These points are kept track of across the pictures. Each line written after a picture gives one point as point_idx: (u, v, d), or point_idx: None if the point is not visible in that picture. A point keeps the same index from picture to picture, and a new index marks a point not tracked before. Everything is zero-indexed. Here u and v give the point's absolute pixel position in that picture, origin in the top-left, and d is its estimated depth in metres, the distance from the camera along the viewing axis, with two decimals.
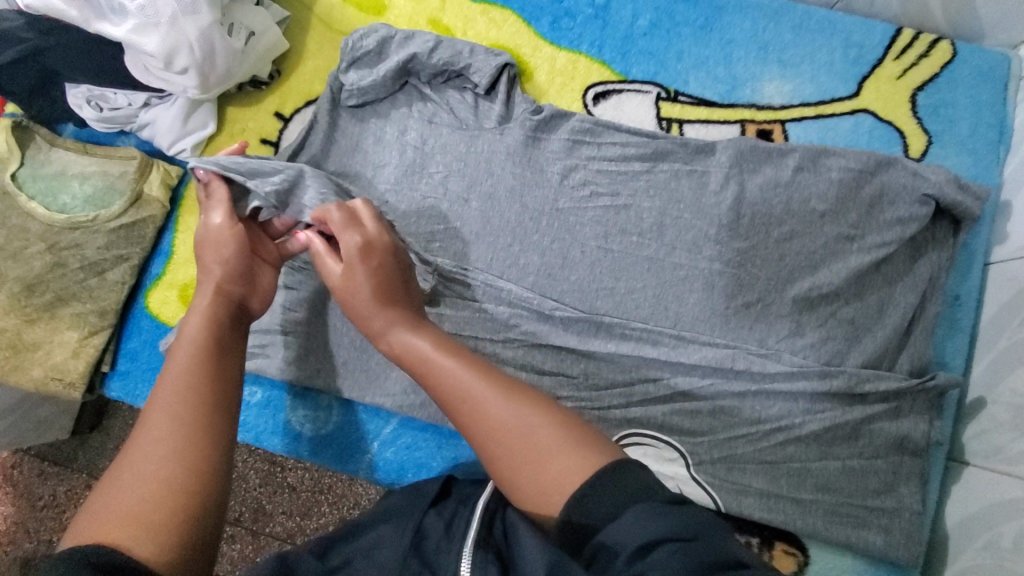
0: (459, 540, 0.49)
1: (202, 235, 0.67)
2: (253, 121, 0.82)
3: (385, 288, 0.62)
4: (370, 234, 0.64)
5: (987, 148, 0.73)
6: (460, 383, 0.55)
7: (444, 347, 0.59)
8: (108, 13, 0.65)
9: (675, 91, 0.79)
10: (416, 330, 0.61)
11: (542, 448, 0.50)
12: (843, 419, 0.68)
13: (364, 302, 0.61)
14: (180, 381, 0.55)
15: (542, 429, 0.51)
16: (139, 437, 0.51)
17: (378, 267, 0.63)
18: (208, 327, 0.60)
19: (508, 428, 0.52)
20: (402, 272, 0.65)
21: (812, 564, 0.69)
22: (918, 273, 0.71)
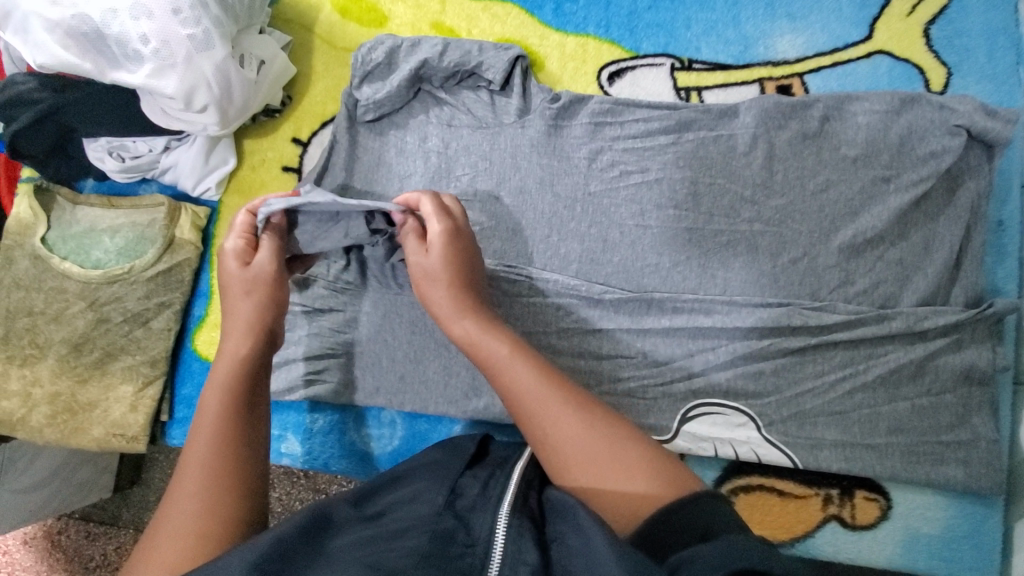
0: (495, 499, 0.48)
1: (252, 274, 0.63)
2: (273, 150, 0.82)
3: (461, 282, 0.62)
4: (454, 223, 0.65)
5: (1008, 71, 0.74)
6: (532, 388, 0.55)
7: (519, 351, 0.58)
8: (123, 61, 0.65)
9: (688, 59, 0.79)
10: (491, 331, 0.59)
11: (617, 468, 0.50)
12: (906, 359, 0.68)
13: (445, 288, 0.62)
14: (210, 432, 0.52)
15: (616, 450, 0.51)
16: (173, 496, 0.49)
17: (459, 258, 0.63)
18: (238, 370, 0.57)
19: (580, 445, 0.52)
20: (476, 265, 0.65)
21: (896, 507, 0.70)
22: (958, 204, 0.71)
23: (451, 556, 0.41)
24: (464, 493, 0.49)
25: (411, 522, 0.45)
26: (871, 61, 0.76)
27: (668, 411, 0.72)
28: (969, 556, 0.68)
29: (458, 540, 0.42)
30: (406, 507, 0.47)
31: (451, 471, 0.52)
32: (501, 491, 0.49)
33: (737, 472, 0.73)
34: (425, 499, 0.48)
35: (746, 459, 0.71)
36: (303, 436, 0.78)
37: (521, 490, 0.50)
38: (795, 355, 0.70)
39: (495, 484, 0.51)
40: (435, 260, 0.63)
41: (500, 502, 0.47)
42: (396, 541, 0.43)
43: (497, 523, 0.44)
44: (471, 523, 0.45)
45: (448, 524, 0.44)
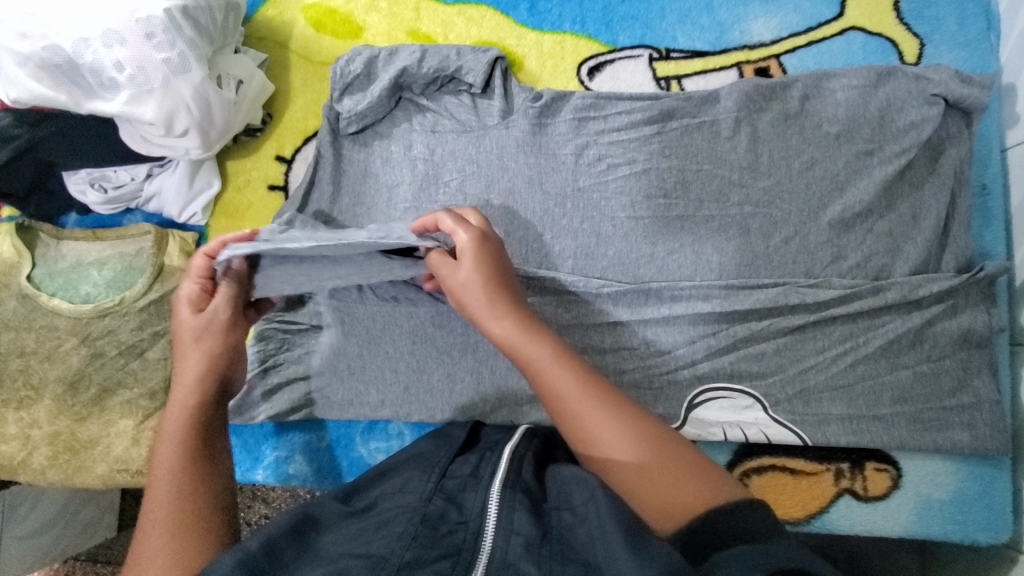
0: (487, 479, 0.51)
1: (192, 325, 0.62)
2: (257, 170, 0.81)
3: (496, 287, 0.59)
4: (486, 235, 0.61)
5: (978, 39, 0.75)
6: (579, 391, 0.53)
7: (563, 357, 0.56)
8: (99, 90, 0.64)
9: (666, 49, 0.80)
10: (534, 336, 0.57)
11: (663, 474, 0.49)
12: (904, 328, 0.69)
13: (479, 295, 0.59)
14: (172, 477, 0.51)
15: (662, 455, 0.50)
16: (140, 544, 0.48)
17: (492, 270, 0.60)
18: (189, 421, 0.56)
19: (626, 451, 0.50)
20: (508, 271, 0.62)
21: (906, 476, 0.70)
22: (942, 172, 0.72)
23: (441, 534, 0.45)
24: (453, 475, 0.53)
25: (396, 511, 0.48)
26: (845, 38, 0.78)
27: (675, 399, 0.72)
28: (983, 517, 0.69)
29: (448, 520, 0.47)
30: (393, 497, 0.50)
31: (440, 457, 0.55)
32: (489, 470, 0.53)
33: (748, 455, 0.73)
34: (412, 487, 0.51)
35: (755, 441, 0.72)
36: (311, 454, 0.78)
37: (514, 465, 0.53)
38: (795, 333, 0.70)
39: (484, 464, 0.54)
40: (466, 270, 0.60)
41: (488, 480, 0.51)
42: (381, 532, 0.46)
43: (488, 502, 0.48)
44: (461, 504, 0.49)
45: (437, 508, 0.48)
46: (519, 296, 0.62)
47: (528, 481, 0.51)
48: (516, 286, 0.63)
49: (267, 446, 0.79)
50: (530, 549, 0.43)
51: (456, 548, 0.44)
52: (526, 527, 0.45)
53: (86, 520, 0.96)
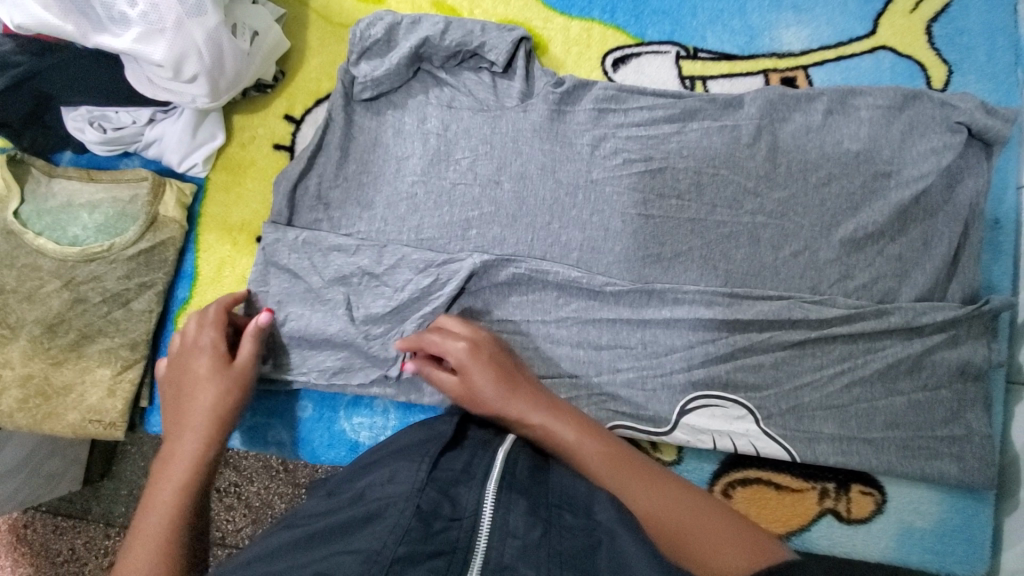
0: (480, 477, 0.51)
1: (190, 360, 0.68)
2: (264, 128, 0.79)
3: (502, 374, 0.66)
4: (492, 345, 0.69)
5: (1007, 71, 0.74)
6: (615, 474, 0.60)
7: (583, 435, 0.63)
8: (108, 24, 0.61)
9: (694, 48, 0.78)
10: (559, 420, 0.64)
11: (701, 539, 0.55)
12: (903, 353, 0.68)
13: (493, 393, 0.66)
14: (157, 535, 0.55)
15: (683, 518, 0.57)
16: None
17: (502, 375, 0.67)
18: (193, 470, 0.61)
19: (665, 521, 0.56)
20: (507, 357, 0.69)
21: (890, 501, 0.70)
22: (958, 201, 0.71)
23: (434, 531, 0.44)
24: (445, 467, 0.52)
25: (386, 503, 0.46)
26: (875, 56, 0.77)
27: (667, 403, 0.71)
28: (962, 550, 0.69)
29: (442, 515, 0.45)
30: (383, 488, 0.49)
31: (430, 448, 0.55)
32: (482, 468, 0.52)
33: (733, 465, 0.72)
34: (403, 479, 0.49)
35: (742, 454, 0.71)
36: (291, 424, 0.76)
37: (508, 464, 0.53)
38: (795, 349, 0.70)
39: (477, 460, 0.54)
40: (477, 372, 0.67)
41: (482, 480, 0.50)
42: (372, 526, 0.45)
43: (483, 503, 0.47)
44: (455, 498, 0.47)
45: (431, 501, 0.46)
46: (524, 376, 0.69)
47: (524, 482, 0.52)
48: (523, 368, 0.70)
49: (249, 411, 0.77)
50: (527, 553, 0.44)
51: (450, 546, 0.43)
52: (521, 531, 0.45)
53: (51, 471, 0.93)
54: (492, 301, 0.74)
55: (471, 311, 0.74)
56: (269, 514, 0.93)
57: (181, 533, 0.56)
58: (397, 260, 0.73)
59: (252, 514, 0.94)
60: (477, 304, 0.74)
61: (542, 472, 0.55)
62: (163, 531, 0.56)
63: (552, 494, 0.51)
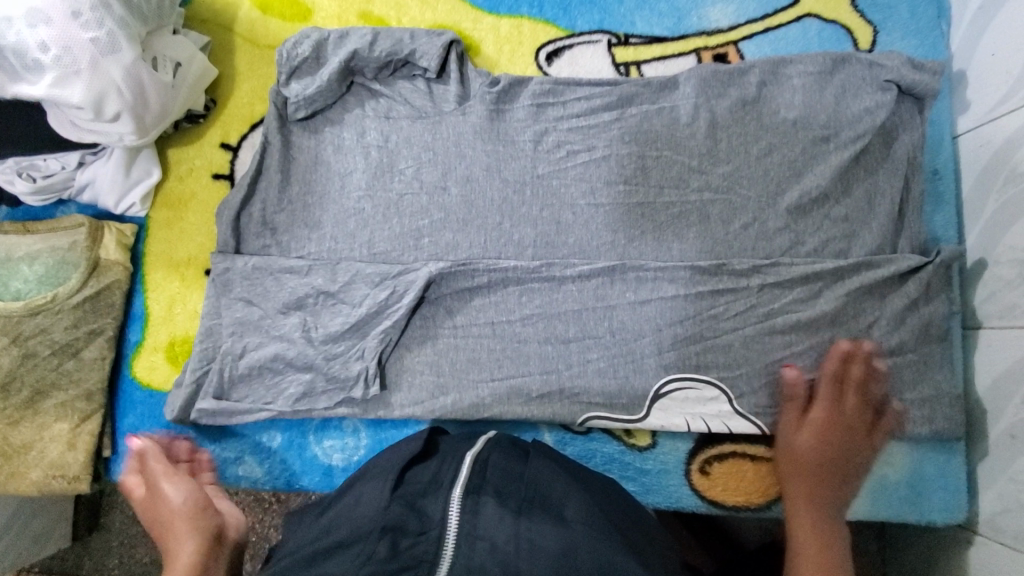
0: (447, 485, 0.49)
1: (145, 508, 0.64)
2: (200, 158, 0.77)
3: (831, 444, 0.67)
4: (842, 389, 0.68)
5: (929, 26, 0.76)
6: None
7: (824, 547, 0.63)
8: (23, 72, 0.59)
9: (625, 34, 0.78)
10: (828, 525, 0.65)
11: None
12: (862, 313, 0.69)
13: (813, 463, 0.67)
14: None
15: None
16: None
17: (841, 441, 0.68)
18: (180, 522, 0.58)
19: None
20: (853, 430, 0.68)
21: None
22: (896, 157, 0.72)
23: (401, 548, 0.43)
24: (412, 482, 0.51)
25: (352, 532, 0.46)
26: (801, 24, 0.77)
27: (641, 389, 0.70)
28: (939, 497, 0.70)
29: (408, 531, 0.45)
30: (353, 512, 0.49)
31: (396, 465, 0.54)
32: (451, 475, 0.51)
33: (709, 442, 0.72)
34: (368, 501, 0.49)
35: (714, 433, 0.71)
36: (260, 455, 0.74)
37: (477, 469, 0.51)
38: (763, 327, 0.69)
39: (445, 467, 0.53)
40: (806, 437, 0.68)
41: (449, 486, 0.49)
42: (335, 558, 0.44)
43: (449, 511, 0.46)
44: (422, 511, 0.47)
45: (396, 517, 0.46)
46: (844, 465, 0.68)
47: (495, 476, 0.51)
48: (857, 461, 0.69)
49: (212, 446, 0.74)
50: (495, 554, 0.43)
51: (417, 561, 0.43)
52: (490, 531, 0.45)
53: (37, 533, 0.90)
54: (453, 307, 0.73)
55: (433, 321, 0.73)
56: (266, 548, 0.92)
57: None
58: (351, 275, 0.71)
59: (250, 550, 0.93)
60: (437, 313, 0.73)
61: (512, 466, 0.53)
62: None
63: (520, 486, 0.51)
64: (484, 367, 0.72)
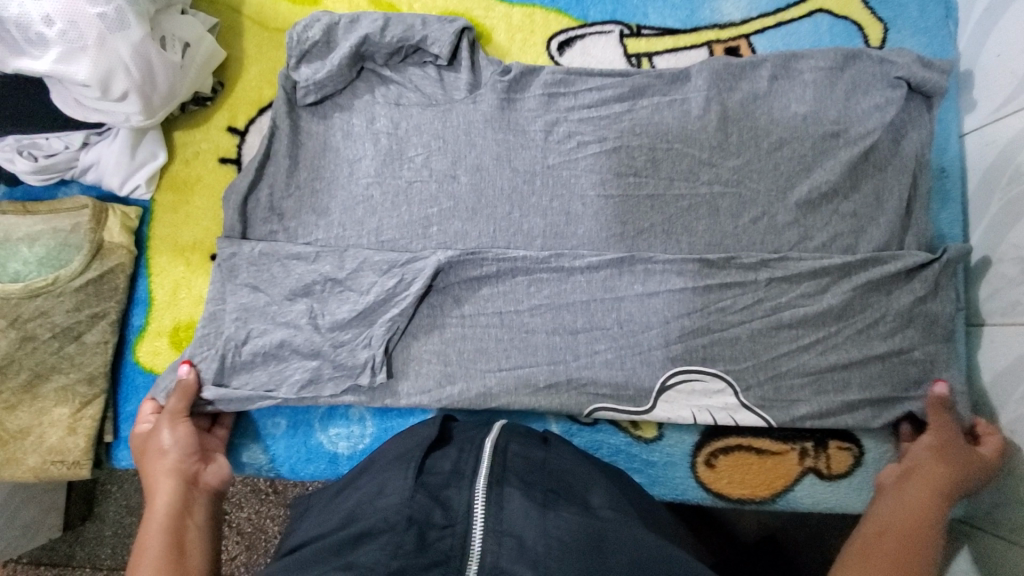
0: (470, 475, 0.50)
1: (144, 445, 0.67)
2: (207, 142, 0.76)
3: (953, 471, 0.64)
4: (943, 415, 0.66)
5: (938, 25, 0.77)
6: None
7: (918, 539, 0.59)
8: (26, 46, 0.58)
9: (637, 25, 0.78)
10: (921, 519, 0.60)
11: None
12: (869, 310, 0.69)
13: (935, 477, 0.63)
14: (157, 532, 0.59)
15: None
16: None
17: (961, 465, 0.64)
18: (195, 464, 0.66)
19: None
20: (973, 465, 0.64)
21: (868, 453, 0.71)
22: (904, 154, 0.72)
23: (429, 541, 0.44)
24: (435, 471, 0.52)
25: (378, 518, 0.46)
26: (812, 20, 0.78)
27: (648, 381, 0.69)
28: None
29: (435, 524, 0.46)
30: (376, 503, 0.49)
31: (416, 453, 0.55)
32: (472, 464, 0.52)
33: (714, 435, 0.73)
34: (393, 490, 0.50)
35: (718, 425, 0.72)
36: (265, 441, 0.73)
37: (498, 459, 0.53)
38: (770, 321, 0.69)
39: (467, 456, 0.54)
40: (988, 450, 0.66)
41: (473, 476, 0.50)
42: (363, 546, 0.44)
43: (474, 502, 0.47)
44: (447, 502, 0.48)
45: (422, 507, 0.47)
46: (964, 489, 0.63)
47: (516, 472, 0.52)
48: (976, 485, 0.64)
49: None
50: (524, 552, 0.44)
51: (445, 556, 0.44)
52: (517, 527, 0.46)
53: (26, 521, 0.89)
54: (461, 296, 0.72)
55: (441, 310, 0.72)
56: (264, 539, 0.91)
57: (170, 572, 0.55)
58: (359, 262, 0.71)
59: (246, 540, 0.92)
60: (444, 303, 0.73)
61: (529, 454, 0.55)
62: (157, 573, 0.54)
63: (544, 480, 0.52)
64: (490, 357, 0.71)
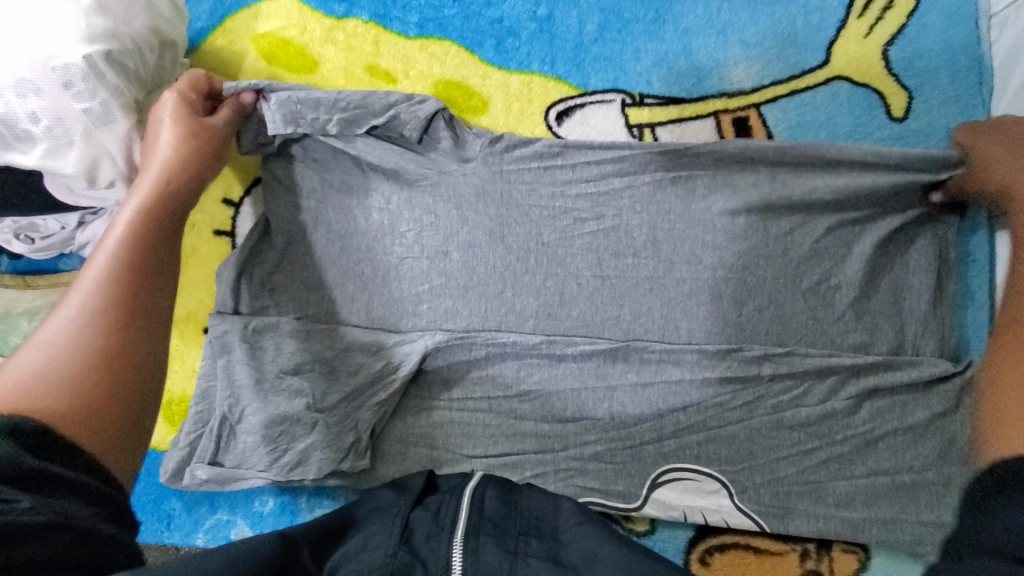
0: (449, 527, 0.53)
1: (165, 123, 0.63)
2: (202, 213, 0.77)
3: None
4: (980, 128, 0.65)
5: (970, 93, 0.71)
6: None
7: None
8: (13, 141, 0.58)
9: (640, 94, 0.75)
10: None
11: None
12: (882, 426, 0.66)
13: None
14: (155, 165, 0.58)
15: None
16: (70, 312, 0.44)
17: None
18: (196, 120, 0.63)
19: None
20: None
21: (873, 560, 0.67)
22: (924, 247, 0.68)
23: None
24: (417, 525, 0.54)
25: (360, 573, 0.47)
26: (830, 87, 0.73)
27: (637, 476, 0.68)
28: None
29: None
30: (357, 558, 0.49)
31: (402, 507, 0.56)
32: (451, 518, 0.54)
33: (709, 531, 0.70)
34: (377, 543, 0.50)
35: (711, 524, 0.69)
36: (254, 520, 0.74)
37: (475, 505, 0.57)
38: (771, 420, 0.67)
39: (445, 511, 0.56)
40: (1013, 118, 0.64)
41: (450, 530, 0.53)
42: None
43: (453, 554, 0.50)
44: (427, 557, 0.50)
45: (404, 563, 0.49)
46: None
47: (492, 520, 0.55)
48: None
49: (209, 509, 0.74)
50: None
51: None
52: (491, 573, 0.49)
53: None
54: (451, 379, 0.71)
55: (430, 395, 0.72)
56: None
57: (78, 543, 0.34)
58: (349, 342, 0.71)
59: None
60: (433, 382, 0.72)
61: (509, 502, 0.58)
62: (94, 340, 0.43)
63: (518, 521, 0.55)
64: (478, 442, 0.70)
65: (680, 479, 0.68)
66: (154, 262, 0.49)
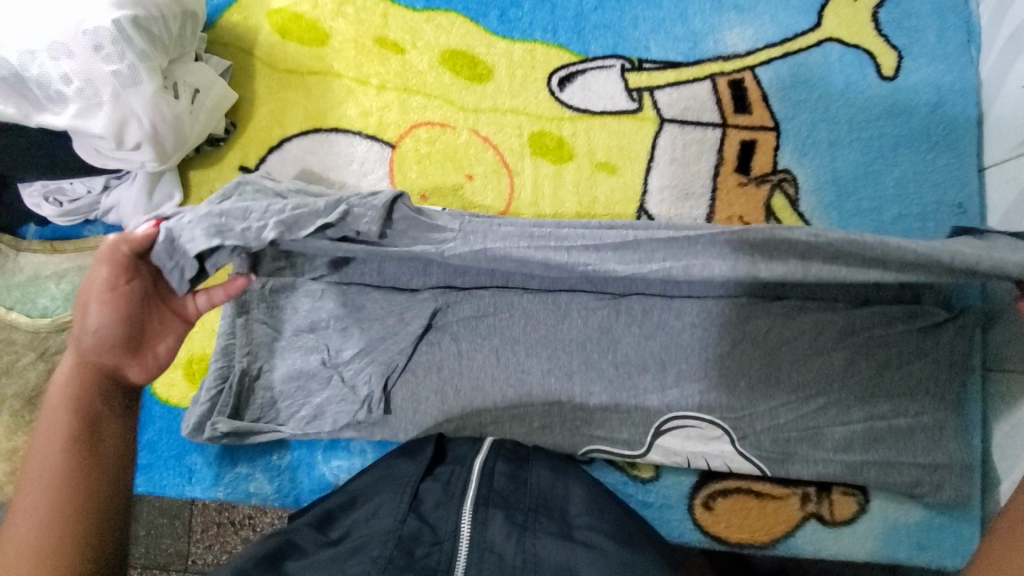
0: (458, 497, 0.55)
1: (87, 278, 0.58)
2: (220, 180, 0.79)
3: None
4: None
5: (959, 51, 0.73)
6: None
7: None
8: (47, 103, 0.62)
9: (638, 59, 0.77)
10: None
11: None
12: (879, 372, 0.67)
13: None
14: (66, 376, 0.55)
15: None
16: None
17: None
18: (119, 296, 0.58)
19: None
20: None
21: (871, 501, 0.70)
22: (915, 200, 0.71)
23: (417, 557, 0.49)
24: (426, 495, 0.56)
25: (371, 536, 0.51)
26: (822, 50, 0.75)
27: (642, 425, 0.70)
28: (950, 541, 0.70)
29: (423, 542, 0.51)
30: (370, 521, 0.53)
31: (412, 476, 0.58)
32: (461, 485, 0.56)
33: (712, 478, 0.73)
34: (386, 511, 0.54)
35: (714, 469, 0.72)
36: (273, 473, 0.77)
37: (483, 479, 0.57)
38: (771, 370, 0.68)
39: (456, 478, 0.58)
40: None
41: (460, 498, 0.54)
42: (357, 557, 0.49)
43: (461, 522, 0.52)
44: (435, 523, 0.53)
45: (412, 529, 0.51)
46: None
47: (500, 492, 0.56)
48: None
49: (226, 464, 0.77)
50: (503, 567, 0.49)
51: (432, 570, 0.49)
52: (500, 544, 0.51)
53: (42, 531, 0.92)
54: (460, 334, 0.73)
55: (435, 347, 0.73)
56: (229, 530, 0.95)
57: None
58: (362, 300, 0.73)
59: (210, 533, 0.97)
60: (441, 338, 0.73)
61: (518, 480, 0.59)
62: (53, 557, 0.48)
63: (526, 500, 0.56)
64: (487, 395, 0.72)
65: (683, 428, 0.70)
66: (80, 502, 0.50)
